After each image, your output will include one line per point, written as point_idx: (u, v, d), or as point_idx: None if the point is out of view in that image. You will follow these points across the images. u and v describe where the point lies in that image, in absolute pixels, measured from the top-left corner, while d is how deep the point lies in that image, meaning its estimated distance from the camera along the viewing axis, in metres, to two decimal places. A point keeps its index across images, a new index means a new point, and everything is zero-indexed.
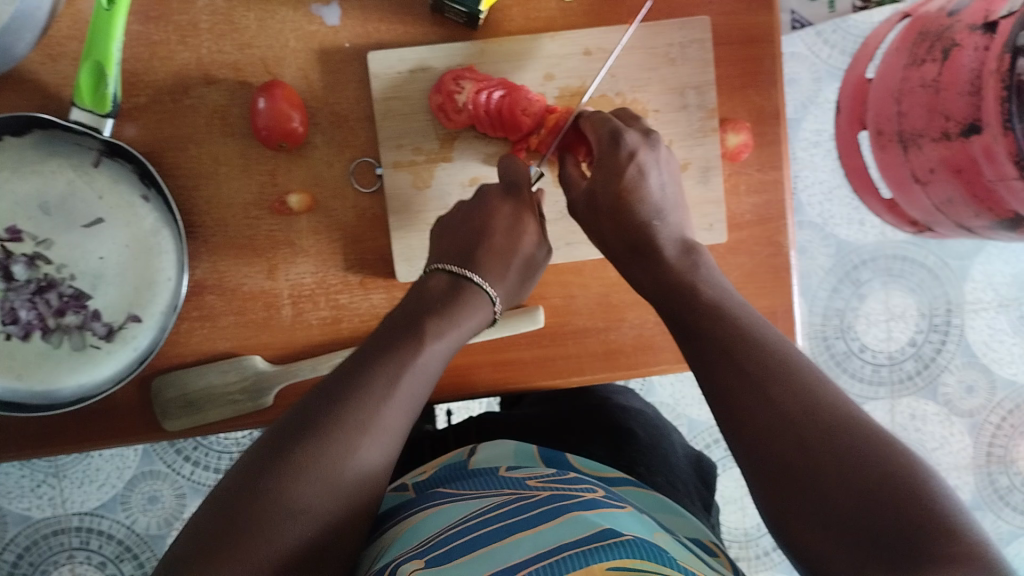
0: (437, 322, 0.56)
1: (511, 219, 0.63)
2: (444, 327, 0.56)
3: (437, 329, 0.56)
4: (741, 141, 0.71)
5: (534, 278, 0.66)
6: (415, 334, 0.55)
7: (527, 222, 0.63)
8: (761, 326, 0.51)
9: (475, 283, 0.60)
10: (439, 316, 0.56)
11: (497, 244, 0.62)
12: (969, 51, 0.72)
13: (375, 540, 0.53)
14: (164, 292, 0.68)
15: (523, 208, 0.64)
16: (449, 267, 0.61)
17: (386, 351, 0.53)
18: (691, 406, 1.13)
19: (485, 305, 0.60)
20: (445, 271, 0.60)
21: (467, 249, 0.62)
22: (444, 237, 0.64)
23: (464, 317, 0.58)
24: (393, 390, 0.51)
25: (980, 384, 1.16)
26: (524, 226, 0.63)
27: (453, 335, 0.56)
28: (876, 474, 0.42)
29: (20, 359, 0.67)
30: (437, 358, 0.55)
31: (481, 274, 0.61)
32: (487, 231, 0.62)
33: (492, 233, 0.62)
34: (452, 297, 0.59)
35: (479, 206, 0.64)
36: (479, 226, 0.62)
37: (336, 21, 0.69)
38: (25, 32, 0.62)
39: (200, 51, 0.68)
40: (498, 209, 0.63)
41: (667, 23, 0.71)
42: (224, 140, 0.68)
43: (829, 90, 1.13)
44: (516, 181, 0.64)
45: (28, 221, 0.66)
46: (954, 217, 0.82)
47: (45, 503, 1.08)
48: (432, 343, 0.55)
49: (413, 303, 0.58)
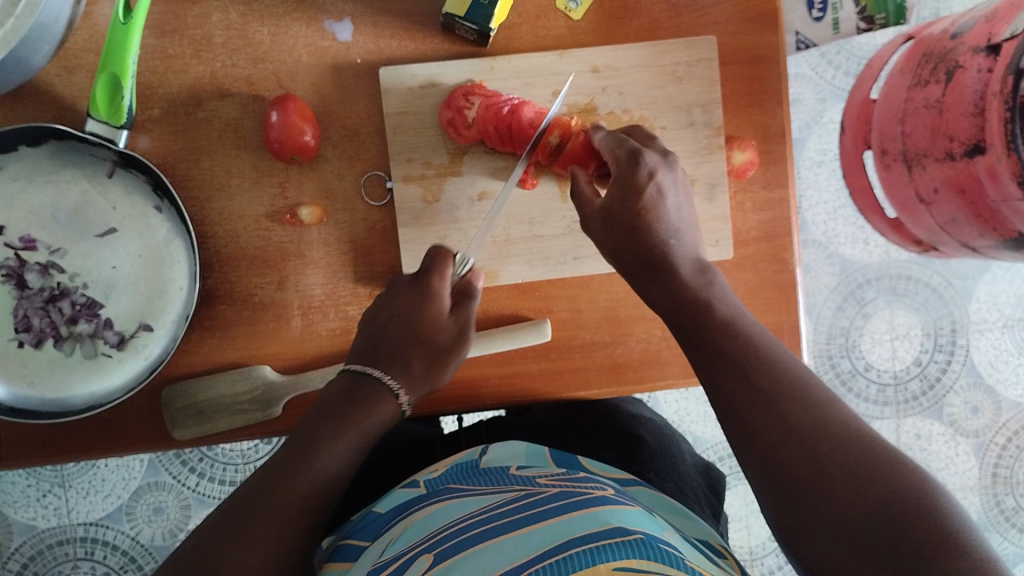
0: (337, 425, 0.58)
1: (414, 302, 0.64)
2: (338, 429, 0.58)
3: (334, 432, 0.58)
4: (747, 159, 0.72)
5: (456, 363, 0.65)
6: (313, 444, 0.57)
7: (431, 304, 0.64)
8: (771, 343, 0.53)
9: (373, 377, 0.61)
10: (339, 419, 0.58)
11: (398, 332, 0.63)
12: (972, 72, 0.73)
13: (384, 532, 0.54)
14: (175, 301, 0.69)
15: (425, 291, 0.64)
16: (351, 366, 0.62)
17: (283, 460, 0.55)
18: (696, 423, 1.13)
19: (386, 399, 0.61)
20: (348, 371, 0.62)
21: (370, 348, 0.63)
22: (365, 331, 0.65)
23: (363, 418, 0.59)
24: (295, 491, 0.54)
25: (985, 405, 1.16)
26: (426, 310, 0.63)
27: (351, 438, 0.58)
28: (888, 489, 0.42)
29: (32, 366, 0.67)
30: (339, 461, 0.57)
31: (381, 368, 0.62)
32: (390, 321, 0.64)
33: (393, 319, 0.64)
34: (351, 397, 0.60)
35: (391, 295, 0.65)
36: (382, 318, 0.64)
37: (348, 37, 0.70)
38: (44, 44, 0.63)
39: (213, 64, 0.69)
40: (400, 295, 0.64)
41: (673, 42, 0.72)
42: (237, 152, 0.69)
43: (834, 110, 1.14)
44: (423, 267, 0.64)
45: (43, 231, 0.67)
46: (960, 236, 0.83)
47: (50, 513, 1.08)
48: (330, 449, 0.57)
49: (316, 411, 0.60)
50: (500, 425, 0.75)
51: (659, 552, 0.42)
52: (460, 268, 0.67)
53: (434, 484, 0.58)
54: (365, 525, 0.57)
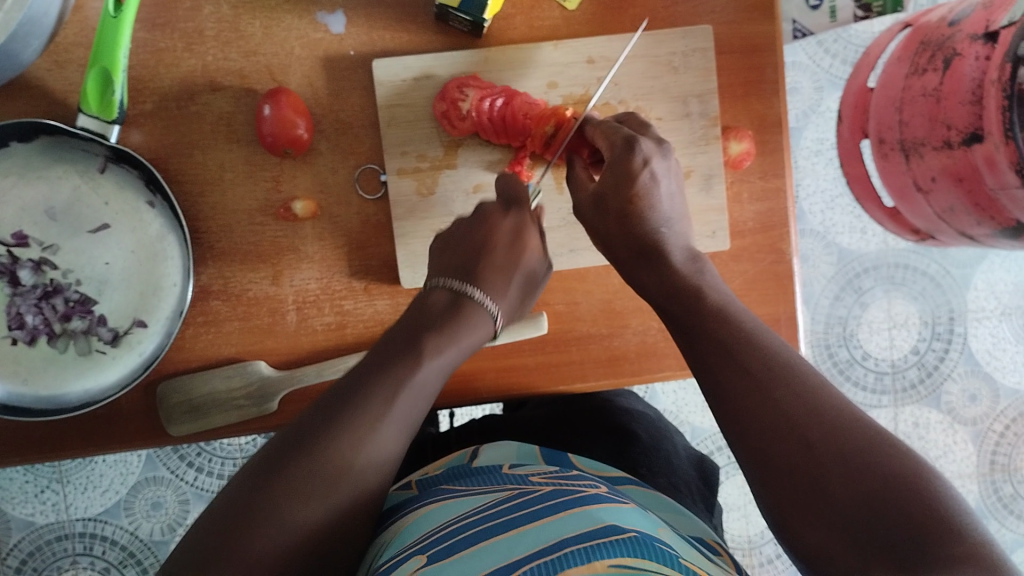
0: (440, 340, 0.56)
1: (512, 234, 0.63)
2: (444, 343, 0.56)
3: (436, 347, 0.55)
4: (743, 149, 0.72)
5: (535, 295, 0.67)
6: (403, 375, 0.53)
7: (526, 240, 0.63)
8: (766, 333, 0.52)
9: (475, 299, 0.60)
10: (441, 332, 0.56)
11: (501, 260, 0.62)
12: (971, 60, 0.72)
13: (378, 534, 0.54)
14: (169, 297, 0.69)
15: (523, 225, 0.64)
16: (450, 283, 0.60)
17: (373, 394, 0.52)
18: (695, 414, 1.13)
19: (484, 321, 0.60)
20: (446, 287, 0.60)
21: (467, 264, 0.61)
22: (443, 251, 0.63)
23: (464, 336, 0.57)
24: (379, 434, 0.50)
25: (983, 393, 1.16)
26: (524, 244, 0.63)
27: (451, 354, 0.56)
28: (882, 474, 0.42)
29: (26, 364, 0.67)
30: (436, 375, 0.55)
31: (481, 289, 0.60)
32: (488, 246, 0.62)
33: (494, 247, 0.62)
34: (453, 313, 0.58)
35: (480, 221, 0.63)
36: (481, 242, 0.62)
37: (341, 29, 0.70)
38: (33, 39, 0.62)
39: (205, 58, 0.68)
40: (497, 225, 0.63)
41: (669, 32, 0.71)
42: (230, 147, 0.69)
43: (831, 100, 1.14)
44: (516, 198, 0.65)
45: (35, 227, 0.67)
46: (957, 225, 0.82)
47: (49, 509, 1.08)
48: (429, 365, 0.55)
49: (413, 318, 0.58)
50: (496, 422, 0.75)
51: (655, 551, 0.41)
52: (533, 197, 0.67)
53: (427, 485, 0.58)
54: None
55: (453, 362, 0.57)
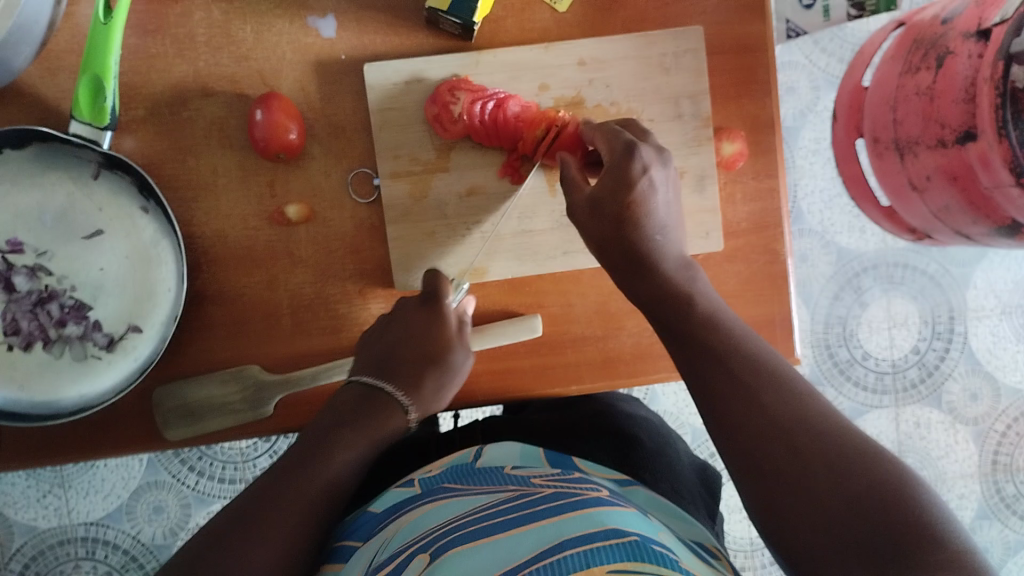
0: (347, 433, 0.59)
1: (423, 325, 0.65)
2: (353, 437, 0.59)
3: (348, 440, 0.59)
4: (736, 150, 0.72)
5: (457, 379, 0.66)
6: (330, 447, 0.58)
7: (441, 327, 0.66)
8: (752, 337, 0.53)
9: (386, 392, 0.63)
10: (350, 427, 0.59)
11: (413, 350, 0.65)
12: (963, 58, 0.72)
13: (376, 533, 0.54)
14: (164, 302, 0.69)
15: (437, 314, 0.66)
16: (364, 377, 0.64)
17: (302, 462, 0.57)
18: (694, 415, 1.13)
19: (395, 412, 0.62)
20: (361, 382, 0.63)
21: (380, 360, 0.64)
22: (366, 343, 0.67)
23: (374, 428, 0.60)
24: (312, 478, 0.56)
25: (984, 392, 1.16)
26: (437, 332, 0.65)
27: (362, 447, 0.59)
28: (868, 482, 0.42)
29: (22, 369, 0.67)
30: (351, 468, 0.58)
31: (394, 383, 0.63)
32: (398, 341, 0.65)
33: (409, 333, 0.65)
34: (361, 409, 0.61)
35: (395, 317, 0.67)
36: (397, 335, 0.65)
37: (332, 33, 0.70)
38: (24, 46, 0.62)
39: (197, 63, 0.69)
40: (408, 317, 0.66)
41: (661, 33, 0.71)
42: (223, 152, 0.69)
43: (827, 99, 1.13)
44: (432, 292, 0.67)
45: (29, 233, 0.67)
46: (953, 224, 0.82)
47: (51, 513, 1.08)
48: (343, 455, 0.58)
49: (328, 414, 0.61)
50: (495, 424, 0.75)
51: (652, 553, 0.42)
52: (454, 297, 0.69)
53: (428, 484, 0.58)
54: (361, 525, 0.57)
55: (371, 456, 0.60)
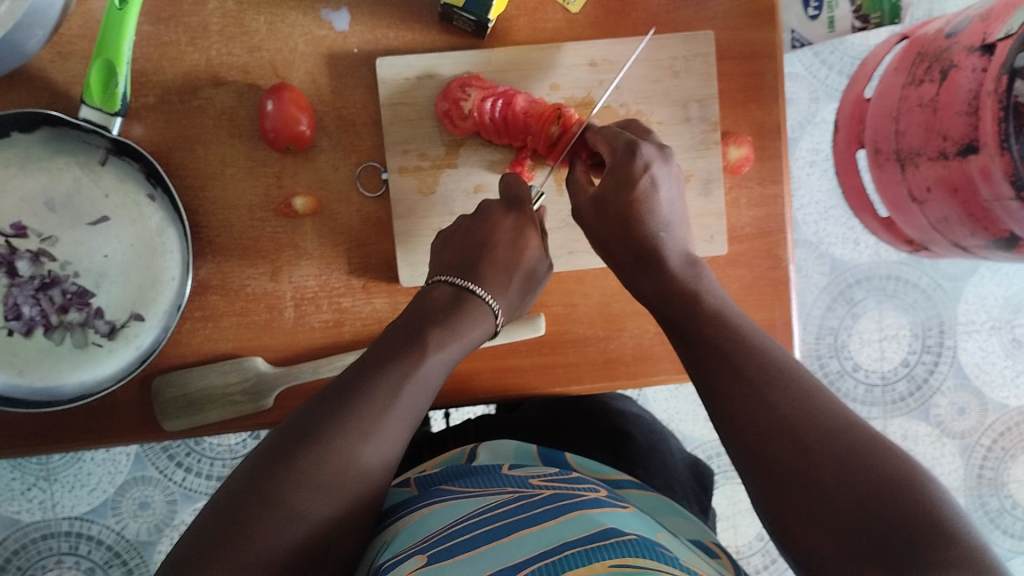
0: (439, 338, 0.56)
1: (513, 233, 0.63)
2: (446, 338, 0.56)
3: (440, 341, 0.56)
4: (742, 155, 0.72)
5: (535, 295, 0.67)
6: (419, 346, 0.55)
7: (529, 235, 0.64)
8: (762, 336, 0.52)
9: (477, 296, 0.60)
10: (442, 328, 0.57)
11: (505, 257, 0.62)
12: (967, 72, 0.73)
13: (377, 536, 0.54)
14: (167, 291, 0.68)
15: (524, 223, 0.64)
16: (452, 279, 0.61)
17: (376, 377, 0.53)
18: (686, 422, 1.14)
19: (486, 317, 0.60)
20: (448, 283, 0.61)
21: (470, 262, 0.62)
22: (445, 248, 0.64)
23: (466, 330, 0.58)
24: (380, 429, 0.51)
25: (971, 406, 1.17)
26: (528, 242, 0.64)
27: (452, 351, 0.57)
28: (879, 477, 0.42)
29: (21, 354, 0.67)
30: (439, 368, 0.56)
31: (484, 287, 0.61)
32: (489, 243, 0.63)
33: (495, 243, 0.63)
34: (453, 309, 0.59)
35: (481, 220, 0.64)
36: (483, 238, 0.63)
37: (345, 26, 0.70)
38: (38, 29, 0.62)
39: (209, 52, 0.69)
40: (500, 222, 0.64)
41: (672, 37, 0.72)
42: (231, 141, 0.69)
43: (826, 111, 1.14)
44: (518, 198, 0.65)
45: (34, 218, 0.66)
46: (951, 236, 0.83)
47: (35, 507, 1.07)
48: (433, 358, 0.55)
49: (415, 313, 0.58)
50: (491, 423, 0.75)
51: (655, 552, 0.42)
52: (534, 200, 0.67)
53: (427, 484, 0.58)
54: None
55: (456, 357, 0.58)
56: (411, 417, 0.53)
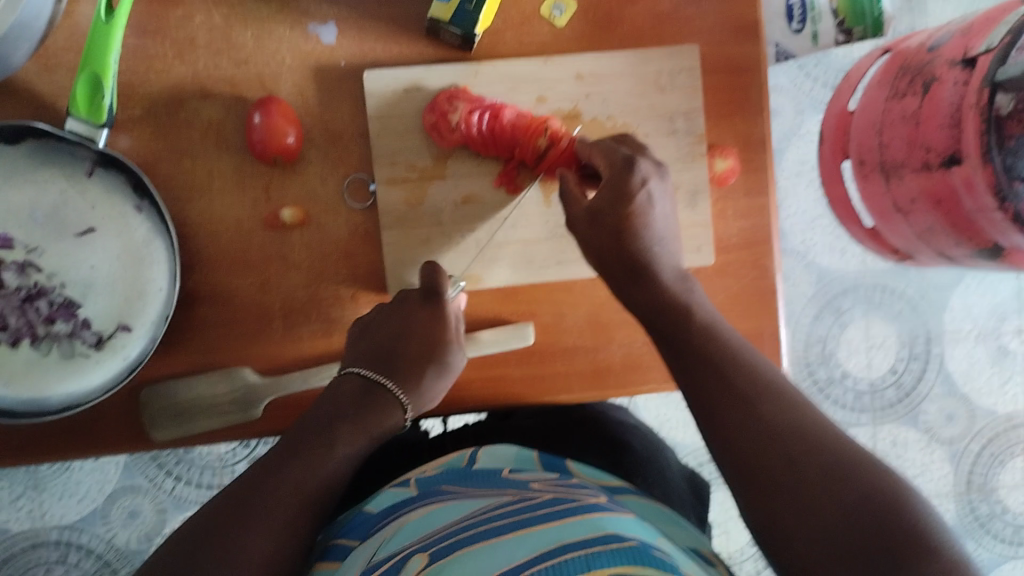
0: (352, 428, 0.60)
1: (425, 325, 0.66)
2: (354, 433, 0.60)
3: (349, 437, 0.60)
4: (728, 166, 0.73)
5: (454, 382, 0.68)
6: (329, 441, 0.59)
7: (443, 327, 0.66)
8: (748, 350, 0.53)
9: (387, 388, 0.64)
10: (353, 421, 0.60)
11: (416, 349, 0.66)
12: (949, 85, 0.74)
13: (373, 536, 0.54)
14: (154, 302, 0.68)
15: (441, 314, 0.66)
16: (364, 371, 0.64)
17: (302, 454, 0.57)
18: (675, 430, 1.14)
19: (394, 411, 0.64)
20: (360, 375, 0.64)
21: (383, 352, 0.65)
22: (363, 336, 0.66)
23: (373, 425, 0.61)
24: (279, 516, 0.54)
25: (959, 413, 1.17)
26: (441, 333, 0.66)
27: (362, 444, 0.60)
28: (863, 490, 0.43)
29: (8, 366, 0.67)
30: (347, 463, 0.59)
31: (395, 380, 0.65)
32: (404, 334, 0.66)
33: (411, 328, 0.66)
34: (364, 403, 0.62)
35: (399, 308, 0.67)
36: (398, 330, 0.66)
37: (332, 39, 0.70)
38: (23, 42, 0.62)
39: (196, 66, 0.69)
40: (414, 312, 0.66)
41: (657, 50, 0.72)
42: (219, 154, 0.69)
43: (812, 122, 1.15)
44: (435, 289, 0.66)
45: (21, 229, 0.66)
46: (936, 246, 0.84)
47: (24, 516, 1.07)
48: (344, 451, 0.59)
49: (328, 407, 0.61)
50: (486, 430, 0.76)
51: (653, 559, 0.42)
52: (453, 288, 0.69)
53: (425, 485, 0.59)
54: (356, 525, 0.58)
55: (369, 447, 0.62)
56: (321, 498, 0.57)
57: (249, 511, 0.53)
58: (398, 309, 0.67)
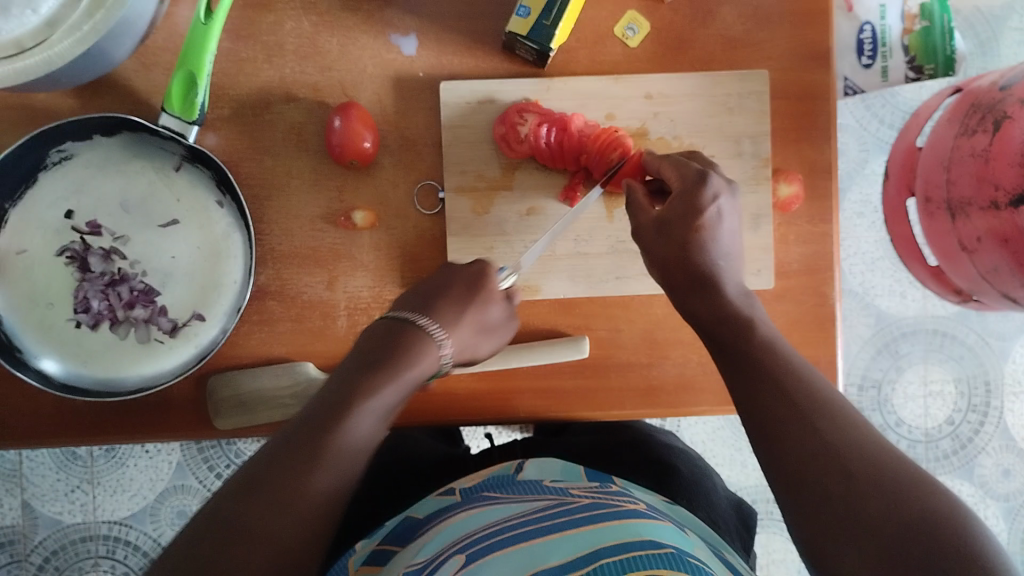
0: (374, 381, 0.54)
1: (471, 280, 0.62)
2: (377, 386, 0.54)
3: (370, 389, 0.53)
4: (792, 192, 0.73)
5: (501, 339, 0.65)
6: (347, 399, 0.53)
7: (485, 284, 0.62)
8: (807, 368, 0.53)
9: (420, 326, 0.58)
10: (373, 372, 0.54)
11: (455, 300, 0.61)
12: (1021, 124, 0.74)
13: (416, 537, 0.55)
14: (228, 293, 0.71)
15: (485, 273, 0.63)
16: (399, 313, 0.59)
17: (316, 419, 0.51)
18: (722, 466, 1.13)
19: (428, 350, 0.57)
20: (394, 318, 0.59)
21: (422, 303, 0.61)
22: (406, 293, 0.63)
23: (401, 372, 0.55)
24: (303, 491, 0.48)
25: (1017, 469, 1.14)
26: (483, 288, 0.62)
27: (388, 395, 0.54)
28: (920, 510, 0.43)
29: (86, 347, 0.70)
30: (371, 421, 0.53)
31: (432, 319, 0.59)
32: (445, 287, 0.62)
33: (450, 289, 0.62)
34: (388, 344, 0.56)
35: (446, 274, 0.63)
36: (439, 285, 0.62)
37: (413, 51, 0.73)
38: (127, 38, 0.66)
39: (283, 69, 0.72)
40: (457, 274, 0.63)
41: (727, 74, 0.73)
42: (299, 155, 0.72)
43: (877, 162, 1.15)
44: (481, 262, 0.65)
45: (109, 217, 0.70)
46: (999, 286, 0.82)
47: (77, 508, 1.10)
48: (367, 405, 0.53)
49: (353, 353, 0.56)
50: (536, 443, 0.76)
51: (689, 565, 0.42)
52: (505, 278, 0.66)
53: (468, 492, 0.60)
54: (401, 531, 0.59)
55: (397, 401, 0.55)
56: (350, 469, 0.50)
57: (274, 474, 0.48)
58: (445, 275, 0.63)
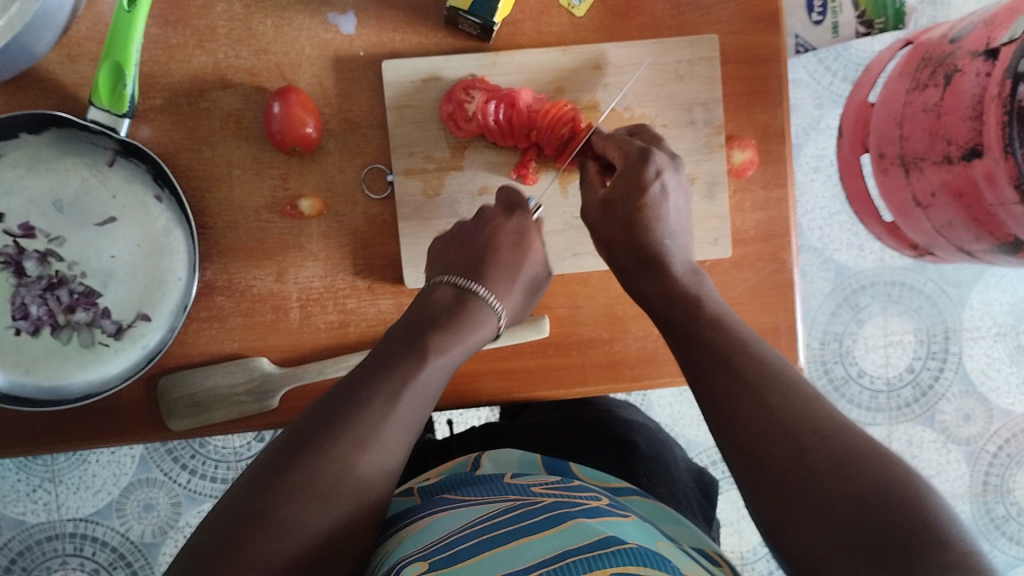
0: (441, 340, 0.56)
1: (515, 234, 0.64)
2: (446, 344, 0.56)
3: (439, 346, 0.56)
4: (746, 158, 0.73)
5: (537, 292, 0.67)
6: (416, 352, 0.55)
7: (529, 239, 0.64)
8: (757, 341, 0.53)
9: (480, 295, 0.60)
10: (442, 331, 0.56)
11: (505, 261, 0.63)
12: (971, 77, 0.73)
13: (377, 546, 0.54)
14: (174, 291, 0.69)
15: (526, 226, 0.65)
16: (455, 280, 0.61)
17: (390, 368, 0.53)
18: (690, 426, 1.14)
19: (488, 317, 0.60)
20: (451, 284, 0.61)
21: (473, 263, 0.62)
22: (449, 250, 0.64)
23: (466, 332, 0.58)
24: (381, 437, 0.50)
25: (977, 413, 1.16)
26: (526, 246, 0.64)
27: (454, 352, 0.56)
28: (875, 480, 0.43)
29: (28, 354, 0.67)
30: (438, 374, 0.55)
31: (487, 287, 0.61)
32: (492, 246, 0.63)
33: (499, 243, 0.63)
34: (454, 310, 0.59)
35: (481, 226, 0.64)
36: (485, 241, 0.63)
37: (352, 30, 0.70)
38: (46, 30, 0.62)
39: (217, 55, 0.69)
40: (501, 226, 0.64)
41: (677, 41, 0.72)
42: (238, 144, 0.70)
43: (831, 117, 1.15)
44: (515, 203, 0.66)
45: (42, 218, 0.67)
46: (955, 240, 0.83)
47: (40, 508, 1.08)
48: (436, 358, 0.55)
49: (417, 314, 0.58)
50: (494, 428, 0.75)
51: (655, 560, 0.41)
52: (534, 209, 0.68)
53: (428, 493, 0.59)
54: None
55: (458, 358, 0.58)
56: (414, 416, 0.53)
57: (349, 417, 0.50)
58: (480, 227, 0.64)
